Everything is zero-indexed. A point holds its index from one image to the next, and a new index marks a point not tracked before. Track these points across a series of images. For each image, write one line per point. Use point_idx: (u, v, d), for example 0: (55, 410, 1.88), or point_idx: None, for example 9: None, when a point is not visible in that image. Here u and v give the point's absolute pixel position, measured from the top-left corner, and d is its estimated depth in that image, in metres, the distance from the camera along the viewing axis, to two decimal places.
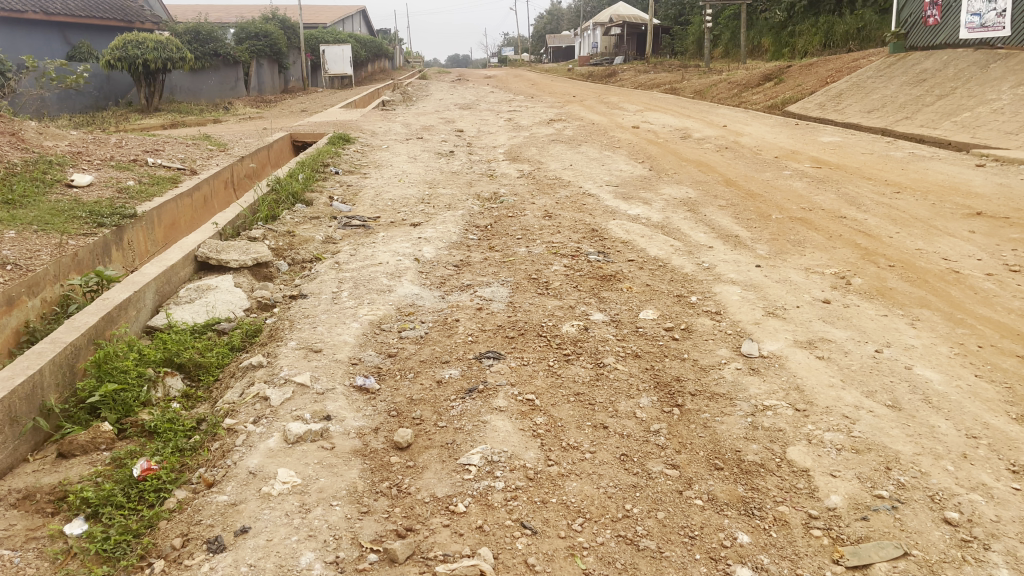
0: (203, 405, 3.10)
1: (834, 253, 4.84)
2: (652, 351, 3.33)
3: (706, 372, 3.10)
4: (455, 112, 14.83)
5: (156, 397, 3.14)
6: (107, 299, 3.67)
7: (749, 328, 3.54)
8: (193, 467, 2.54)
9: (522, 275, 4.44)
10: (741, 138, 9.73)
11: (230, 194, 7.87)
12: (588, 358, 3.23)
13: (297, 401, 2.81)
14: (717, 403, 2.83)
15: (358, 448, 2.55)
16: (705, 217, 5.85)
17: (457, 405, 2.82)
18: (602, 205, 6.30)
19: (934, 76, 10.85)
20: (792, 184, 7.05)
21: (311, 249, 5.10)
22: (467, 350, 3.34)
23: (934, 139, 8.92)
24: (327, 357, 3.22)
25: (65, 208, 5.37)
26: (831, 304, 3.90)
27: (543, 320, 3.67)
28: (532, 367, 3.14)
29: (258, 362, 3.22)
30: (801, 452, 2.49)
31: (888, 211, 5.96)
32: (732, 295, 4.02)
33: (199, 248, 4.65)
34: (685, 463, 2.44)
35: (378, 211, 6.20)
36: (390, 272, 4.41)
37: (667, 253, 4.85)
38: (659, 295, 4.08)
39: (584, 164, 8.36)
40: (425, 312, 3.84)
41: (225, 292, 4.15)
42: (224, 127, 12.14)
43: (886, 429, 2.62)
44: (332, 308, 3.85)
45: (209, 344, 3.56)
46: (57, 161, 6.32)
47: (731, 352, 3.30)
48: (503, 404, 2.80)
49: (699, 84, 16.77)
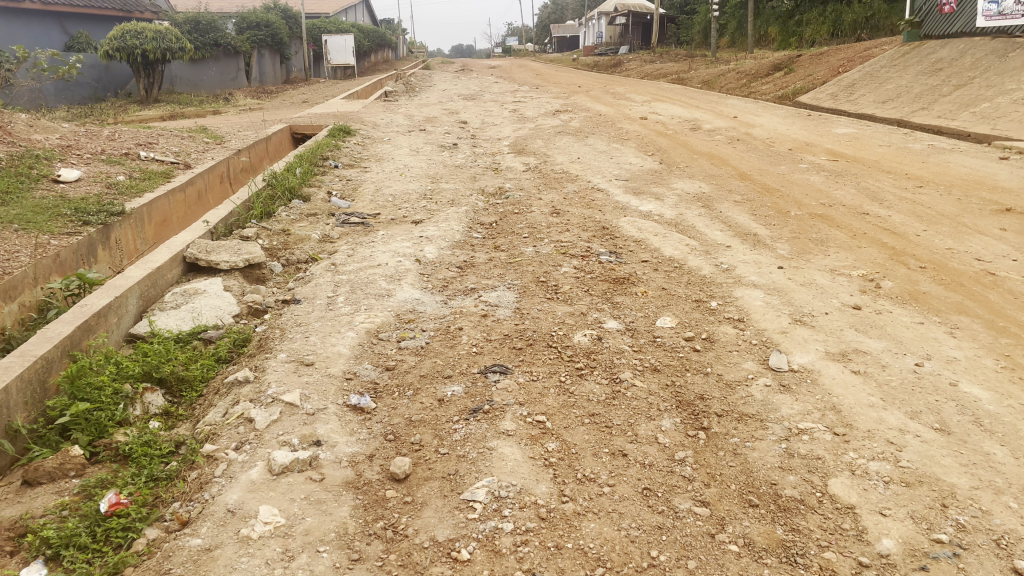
0: (184, 425, 2.85)
1: (859, 254, 4.56)
2: (673, 364, 3.06)
3: (732, 389, 2.84)
4: (459, 103, 14.55)
5: (134, 416, 2.90)
6: (86, 306, 3.42)
7: (776, 338, 3.28)
8: (167, 500, 2.29)
9: (529, 277, 4.18)
10: (753, 130, 9.43)
11: (227, 188, 7.61)
12: (603, 373, 2.97)
13: (285, 424, 2.56)
14: (747, 426, 2.57)
15: (351, 479, 2.29)
16: (720, 214, 5.57)
17: (460, 428, 2.57)
18: (611, 201, 6.04)
19: (951, 65, 10.53)
20: (808, 178, 6.76)
21: (306, 249, 4.83)
22: (472, 362, 3.08)
23: (953, 130, 8.61)
24: (319, 371, 2.96)
25: (50, 205, 5.11)
26: (861, 310, 3.63)
27: (553, 329, 3.41)
28: (542, 384, 2.88)
29: (245, 378, 2.95)
30: (844, 485, 2.23)
31: (912, 207, 5.68)
32: (754, 300, 3.75)
33: (187, 249, 4.40)
34: (715, 499, 2.18)
35: (378, 207, 5.93)
36: (389, 274, 4.15)
37: (683, 253, 4.59)
38: (677, 300, 3.81)
39: (592, 156, 8.08)
40: (427, 319, 3.59)
41: (213, 297, 3.89)
42: (222, 119, 11.93)
43: (936, 458, 2.36)
44: (327, 316, 3.59)
45: (194, 355, 3.30)
46: (44, 156, 6.06)
47: (758, 365, 3.03)
48: (511, 427, 2.54)
49: (707, 74, 16.41)
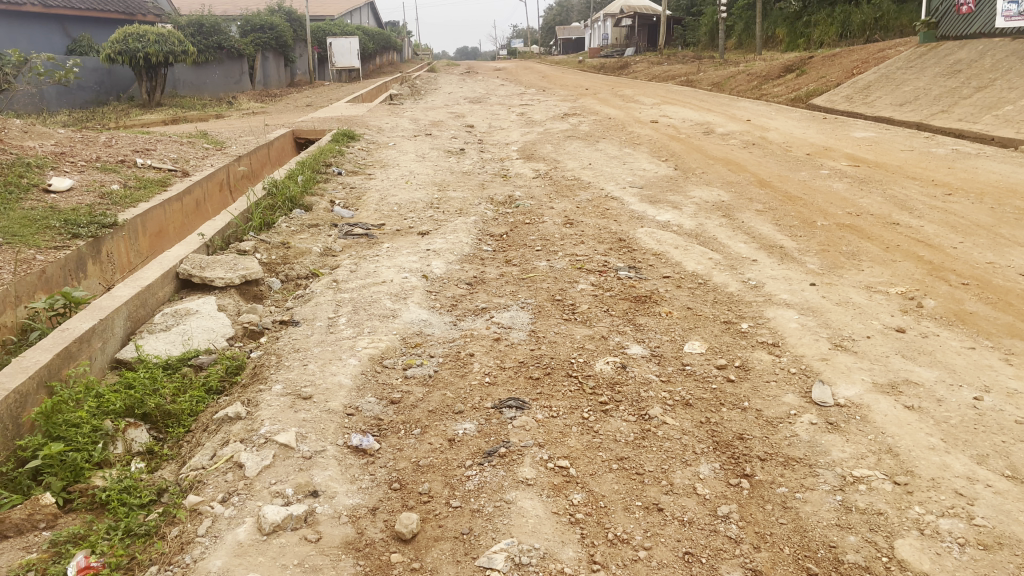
0: (169, 467, 2.58)
1: (895, 269, 4.27)
2: (707, 398, 2.78)
3: (774, 428, 2.56)
4: (466, 106, 14.29)
5: (115, 456, 2.63)
6: (67, 330, 3.16)
7: (817, 366, 3.00)
8: (144, 563, 2.03)
9: (544, 296, 3.91)
10: (768, 133, 9.16)
11: (226, 197, 7.36)
12: (630, 409, 2.70)
13: (278, 470, 2.30)
14: (796, 472, 2.30)
15: (351, 538, 2.03)
16: (742, 224, 5.30)
17: (474, 475, 2.29)
18: (627, 210, 5.77)
19: (969, 67, 10.24)
20: (831, 185, 6.48)
21: (307, 264, 4.58)
22: (485, 396, 2.81)
23: (976, 135, 8.30)
24: (317, 407, 2.69)
25: (38, 217, 4.87)
26: (906, 334, 3.35)
27: (572, 355, 3.13)
28: (563, 422, 2.60)
29: (236, 414, 2.68)
30: (913, 548, 1.96)
31: (944, 217, 5.39)
32: (789, 322, 3.47)
33: (181, 265, 4.14)
34: (768, 566, 1.92)
35: (383, 216, 5.68)
36: (394, 292, 3.88)
37: (707, 268, 4.32)
38: (704, 321, 3.54)
39: (604, 162, 7.81)
40: (435, 343, 3.32)
41: (206, 318, 3.63)
42: (224, 124, 11.64)
43: (1014, 513, 2.07)
44: (327, 340, 3.32)
45: (182, 386, 3.04)
46: (35, 163, 5.81)
47: (800, 399, 2.76)
48: (530, 475, 2.27)
49: (717, 76, 16.11)
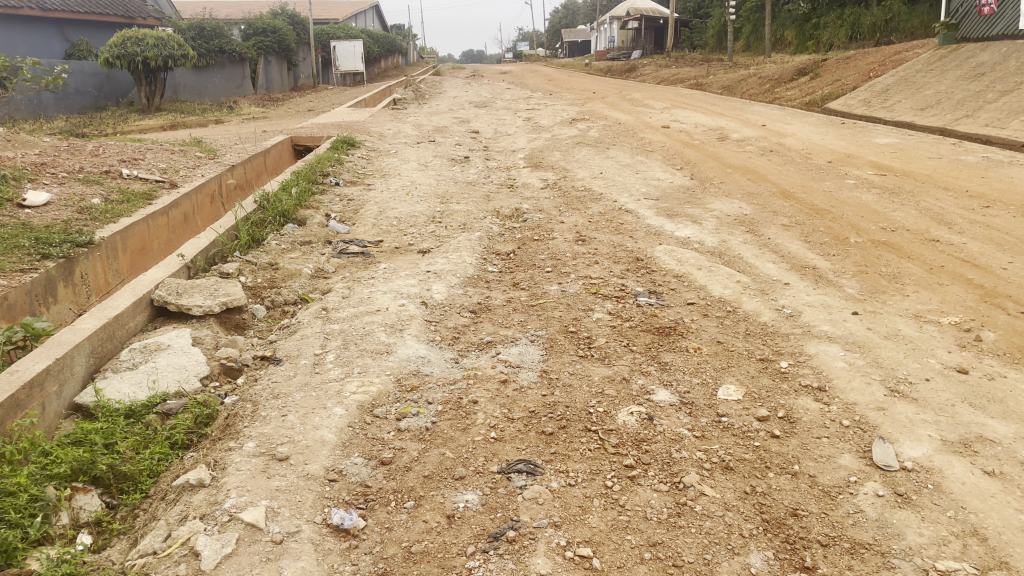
0: (119, 548, 2.18)
1: (944, 294, 3.86)
2: (750, 459, 2.38)
3: (833, 501, 2.16)
4: (471, 111, 13.91)
5: (58, 529, 2.23)
6: (16, 372, 2.76)
7: (873, 418, 2.59)
8: None
9: (556, 327, 3.51)
10: (786, 139, 8.75)
11: (217, 208, 6.99)
12: (660, 474, 2.30)
13: (243, 562, 1.91)
14: (866, 565, 1.91)
15: None
16: (769, 241, 4.89)
17: (476, 568, 1.91)
18: (643, 224, 5.38)
19: (994, 70, 9.80)
20: (860, 196, 6.07)
21: (296, 288, 4.20)
22: (490, 457, 2.41)
23: (1005, 140, 7.87)
24: (293, 471, 2.30)
25: (7, 236, 4.49)
26: (969, 375, 2.93)
27: (590, 404, 2.73)
28: (582, 493, 2.21)
29: (199, 481, 2.29)
30: None
31: (985, 232, 4.97)
32: (834, 360, 3.06)
33: (155, 290, 3.76)
34: None
35: (381, 232, 5.30)
36: (389, 323, 3.49)
37: (735, 293, 3.91)
38: (737, 359, 3.13)
39: (615, 171, 7.42)
40: (433, 386, 2.93)
41: (178, 354, 3.24)
42: (221, 130, 11.29)
43: None
44: (311, 383, 2.93)
45: (143, 439, 2.64)
46: (12, 176, 5.44)
47: (860, 461, 2.35)
48: (545, 569, 1.89)
49: (727, 80, 15.72)
